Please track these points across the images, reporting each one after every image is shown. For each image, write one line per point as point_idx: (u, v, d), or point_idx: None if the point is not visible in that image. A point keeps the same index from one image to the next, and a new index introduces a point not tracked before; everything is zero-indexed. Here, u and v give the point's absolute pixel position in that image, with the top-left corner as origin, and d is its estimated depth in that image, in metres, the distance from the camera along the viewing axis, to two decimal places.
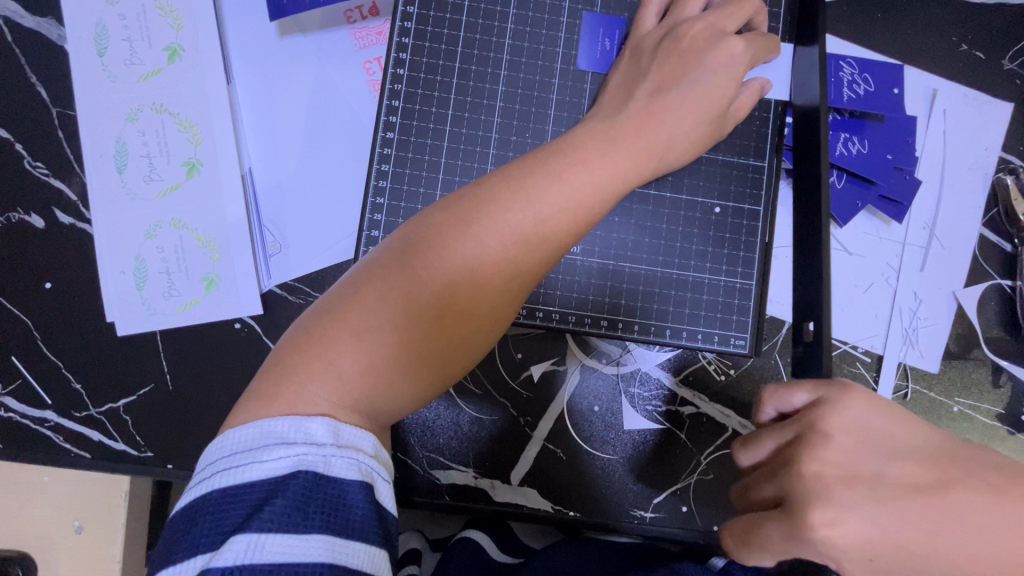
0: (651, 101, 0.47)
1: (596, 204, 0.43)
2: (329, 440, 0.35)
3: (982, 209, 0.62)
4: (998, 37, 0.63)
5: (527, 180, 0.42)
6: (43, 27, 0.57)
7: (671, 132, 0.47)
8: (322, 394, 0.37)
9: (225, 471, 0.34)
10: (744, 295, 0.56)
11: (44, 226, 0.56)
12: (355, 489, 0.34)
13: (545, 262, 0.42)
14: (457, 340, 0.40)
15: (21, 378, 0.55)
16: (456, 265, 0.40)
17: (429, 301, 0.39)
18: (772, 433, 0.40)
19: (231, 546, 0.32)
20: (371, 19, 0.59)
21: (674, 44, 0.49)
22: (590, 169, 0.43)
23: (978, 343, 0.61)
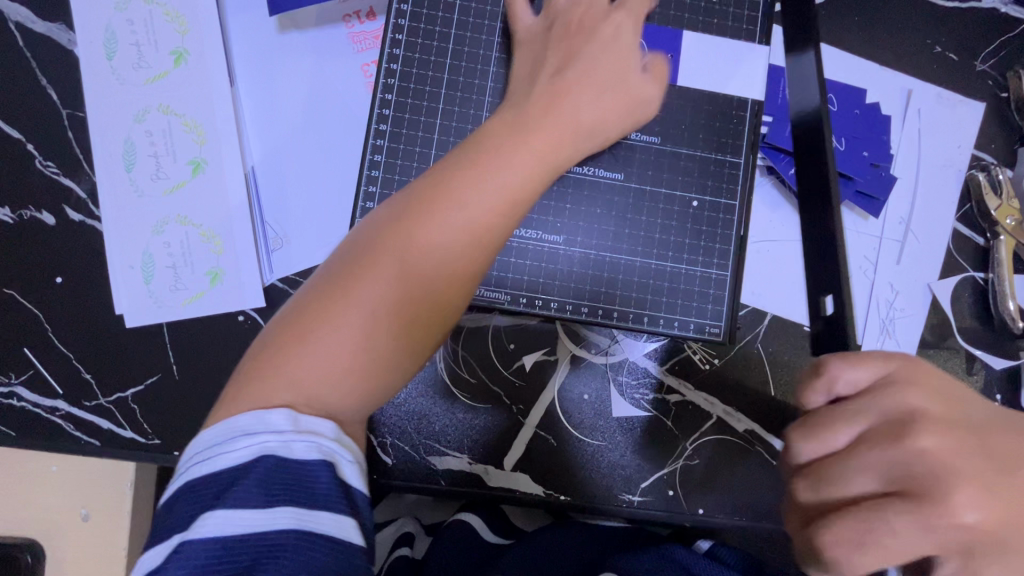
0: (554, 82, 0.50)
1: (525, 184, 0.45)
2: (288, 425, 0.37)
3: (956, 204, 0.65)
4: (970, 39, 0.66)
5: (454, 173, 0.44)
6: (54, 32, 0.59)
7: (577, 105, 0.49)
8: (284, 394, 0.38)
9: (197, 464, 0.37)
10: (719, 285, 0.58)
11: (55, 223, 0.58)
12: (315, 468, 0.36)
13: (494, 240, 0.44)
14: (423, 320, 0.42)
15: (33, 369, 0.57)
16: (404, 257, 0.41)
17: (385, 292, 0.41)
18: (843, 421, 0.37)
19: (203, 524, 0.35)
20: (368, 23, 0.61)
21: (616, 37, 0.52)
22: (511, 154, 0.45)
23: (953, 333, 0.64)
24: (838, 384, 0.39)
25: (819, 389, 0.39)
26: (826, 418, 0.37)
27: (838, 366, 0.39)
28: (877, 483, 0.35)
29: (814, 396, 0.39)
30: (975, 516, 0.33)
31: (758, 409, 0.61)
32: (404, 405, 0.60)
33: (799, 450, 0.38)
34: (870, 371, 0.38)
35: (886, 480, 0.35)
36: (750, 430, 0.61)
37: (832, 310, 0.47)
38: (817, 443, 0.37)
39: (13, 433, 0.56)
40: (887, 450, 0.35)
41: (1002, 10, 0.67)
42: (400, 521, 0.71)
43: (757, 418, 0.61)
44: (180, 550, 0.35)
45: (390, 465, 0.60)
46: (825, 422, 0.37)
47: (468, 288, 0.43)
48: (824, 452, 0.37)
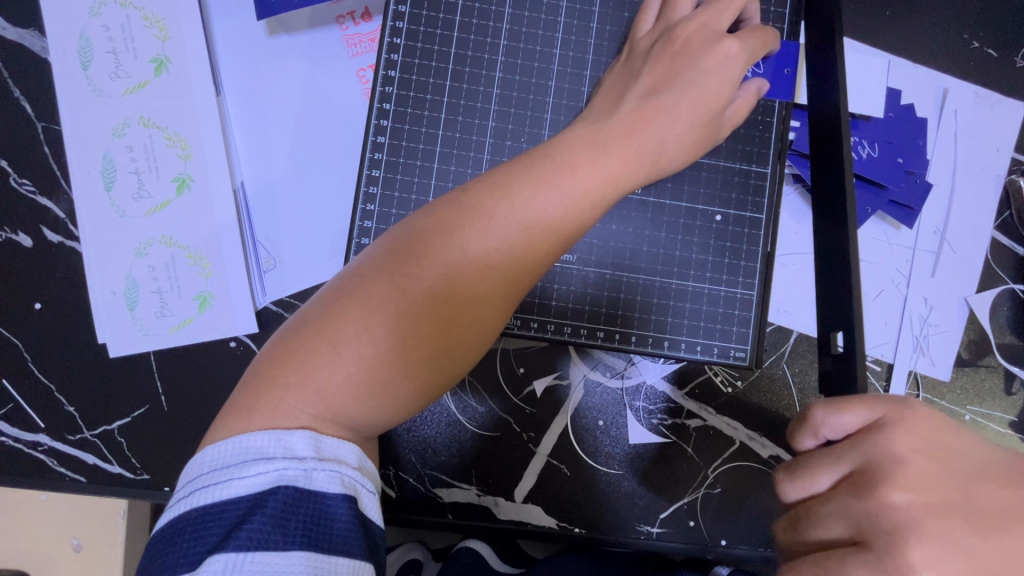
0: (643, 104, 0.45)
1: (587, 208, 0.41)
2: (310, 453, 0.35)
3: (995, 212, 0.61)
4: (1010, 33, 0.61)
5: (515, 181, 0.40)
6: (25, 38, 0.55)
7: (663, 134, 0.45)
8: (301, 407, 0.36)
9: (204, 490, 0.34)
10: (745, 306, 0.54)
11: (32, 245, 0.54)
12: (336, 502, 0.34)
13: (536, 270, 0.41)
14: (451, 346, 0.39)
15: (13, 402, 0.53)
16: (450, 267, 0.38)
17: (427, 304, 0.38)
18: (828, 464, 0.33)
19: (210, 566, 0.32)
20: (362, 25, 0.57)
21: (666, 46, 0.48)
22: (578, 172, 0.41)
23: (990, 350, 0.59)
24: (827, 428, 0.35)
25: (808, 435, 0.35)
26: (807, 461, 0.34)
27: (827, 409, 0.35)
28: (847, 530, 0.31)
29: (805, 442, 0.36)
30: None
31: (783, 434, 0.58)
32: (407, 433, 0.57)
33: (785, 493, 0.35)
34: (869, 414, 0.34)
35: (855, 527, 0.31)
36: (776, 456, 0.57)
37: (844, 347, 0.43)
38: (799, 485, 0.34)
39: None
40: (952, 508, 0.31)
41: None
42: (405, 545, 0.67)
43: (783, 444, 0.57)
44: None
45: (393, 498, 0.56)
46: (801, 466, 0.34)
47: (498, 315, 0.40)
48: (809, 495, 0.34)
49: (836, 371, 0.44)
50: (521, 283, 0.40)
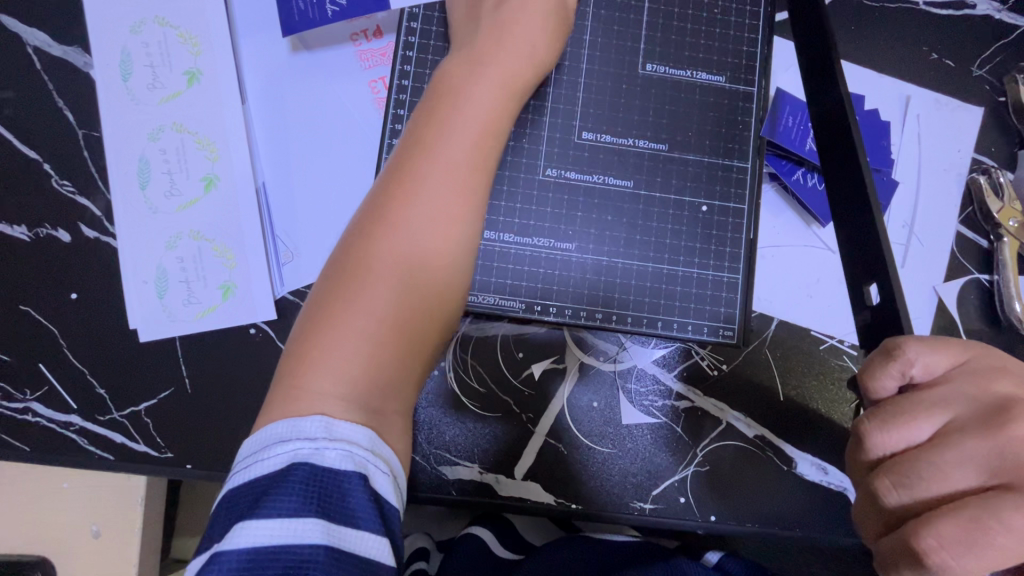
0: (497, 15, 0.53)
1: (490, 125, 0.49)
2: (322, 434, 0.38)
3: (959, 206, 0.66)
4: (966, 46, 0.67)
5: (429, 132, 0.47)
6: (69, 54, 0.61)
7: (528, 35, 0.53)
8: (332, 391, 0.40)
9: (239, 471, 0.38)
10: (731, 288, 0.59)
11: (70, 240, 0.59)
12: (349, 478, 0.37)
13: (476, 190, 0.47)
14: (429, 293, 0.44)
15: (48, 385, 0.57)
16: (403, 240, 0.44)
17: (396, 269, 0.43)
18: (925, 415, 0.37)
19: (239, 533, 0.35)
20: (376, 41, 0.63)
21: (503, 2, 0.53)
22: (471, 92, 0.49)
23: (960, 336, 0.63)
24: (914, 368, 0.38)
25: (893, 373, 0.39)
26: (903, 408, 0.37)
27: (916, 349, 0.38)
28: (980, 476, 0.34)
29: (888, 380, 0.39)
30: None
31: (768, 414, 0.61)
32: (414, 416, 0.60)
33: (878, 441, 0.37)
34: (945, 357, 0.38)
35: (991, 472, 0.34)
36: (761, 435, 0.61)
37: (879, 301, 0.47)
38: (897, 434, 0.37)
39: (27, 448, 0.57)
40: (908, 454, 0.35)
41: (996, 16, 0.68)
42: (413, 534, 0.70)
43: (768, 423, 0.61)
44: (217, 559, 0.35)
45: None
46: (904, 412, 0.37)
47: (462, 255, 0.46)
48: (907, 444, 0.37)
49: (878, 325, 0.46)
50: (466, 205, 0.46)
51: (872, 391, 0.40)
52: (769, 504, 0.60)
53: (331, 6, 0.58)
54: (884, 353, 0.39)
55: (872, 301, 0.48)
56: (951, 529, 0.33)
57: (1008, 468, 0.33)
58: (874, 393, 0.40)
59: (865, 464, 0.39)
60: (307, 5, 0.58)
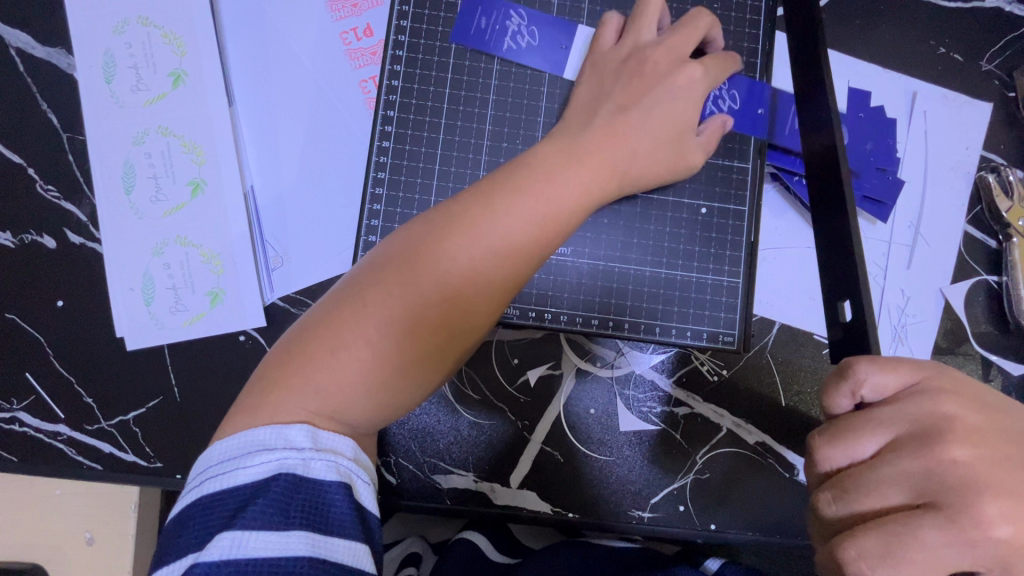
0: (614, 118, 0.49)
1: (561, 223, 0.44)
2: (308, 444, 0.37)
3: (967, 206, 0.64)
4: (974, 39, 0.65)
5: (510, 178, 0.44)
6: (53, 57, 0.60)
7: (633, 148, 0.49)
8: (306, 402, 0.38)
9: (213, 478, 0.36)
10: (732, 292, 0.58)
11: (55, 246, 0.58)
12: (333, 490, 0.36)
13: (526, 266, 0.44)
14: (450, 341, 0.42)
15: (35, 394, 0.56)
16: (450, 274, 0.41)
17: (433, 303, 0.41)
18: (870, 430, 0.36)
19: (216, 545, 0.34)
20: (365, 39, 0.62)
21: (637, 67, 0.51)
22: (557, 184, 0.44)
23: (967, 339, 0.62)
24: (865, 388, 0.37)
25: (845, 392, 0.37)
26: (855, 425, 0.36)
27: (868, 369, 0.37)
28: (908, 494, 0.34)
29: (841, 400, 0.37)
30: (1000, 527, 0.33)
31: (770, 422, 0.60)
32: (408, 422, 0.59)
33: (826, 457, 0.37)
34: (901, 375, 0.37)
35: (918, 491, 0.34)
36: (762, 442, 0.59)
37: (852, 316, 0.44)
38: (844, 449, 0.36)
39: (15, 458, 0.56)
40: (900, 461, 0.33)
41: (1006, 8, 0.65)
42: (407, 539, 0.68)
43: (769, 430, 0.60)
44: (192, 572, 0.33)
45: (394, 485, 0.59)
46: (850, 429, 0.36)
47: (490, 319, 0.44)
48: (853, 459, 0.36)
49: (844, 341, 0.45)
50: (509, 282, 0.43)
51: (827, 407, 0.39)
52: (769, 511, 0.58)
53: (510, 43, 0.57)
54: (837, 371, 0.38)
55: (846, 317, 0.45)
56: (871, 544, 0.33)
57: (934, 489, 0.33)
58: (829, 410, 0.39)
59: (818, 476, 0.38)
60: (489, 27, 0.57)
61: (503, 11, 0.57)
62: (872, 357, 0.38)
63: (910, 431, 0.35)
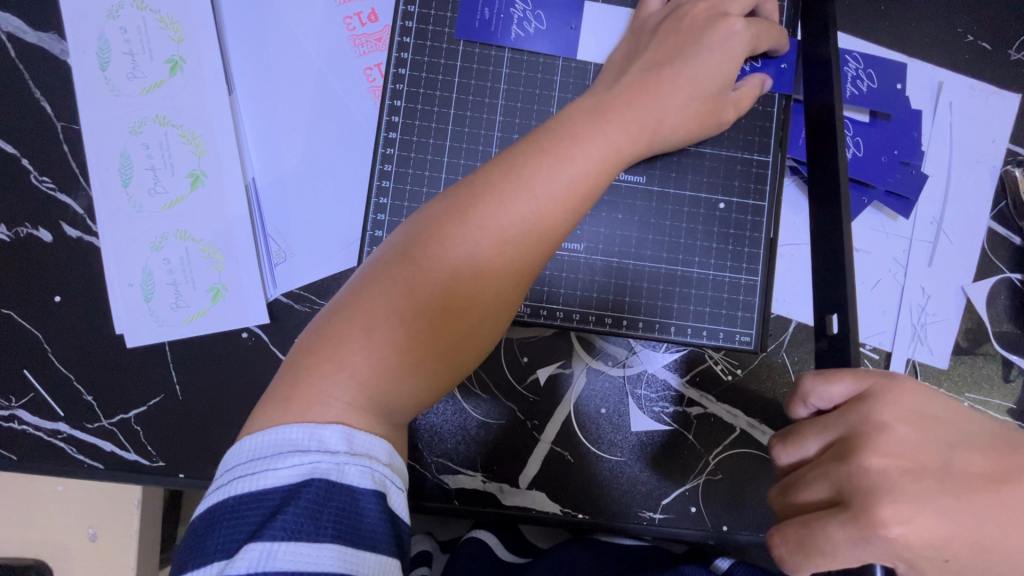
0: (647, 74, 0.48)
1: (590, 181, 0.43)
2: (342, 447, 0.35)
3: (991, 201, 0.62)
4: (1004, 27, 0.62)
5: (535, 142, 0.43)
6: (45, 41, 0.57)
7: (664, 104, 0.47)
8: (336, 393, 0.37)
9: (242, 479, 0.34)
10: (749, 291, 0.56)
11: (51, 240, 0.56)
12: (367, 498, 0.34)
13: (557, 227, 0.42)
14: (484, 315, 0.40)
15: (33, 392, 0.55)
16: (476, 241, 0.40)
17: (462, 273, 0.40)
18: (813, 431, 0.39)
19: (244, 555, 0.32)
20: (369, 25, 0.59)
21: (676, 23, 0.50)
22: (584, 144, 0.43)
23: (988, 338, 0.60)
24: (813, 398, 0.40)
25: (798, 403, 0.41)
26: (802, 429, 0.39)
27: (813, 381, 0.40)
28: None
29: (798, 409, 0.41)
30: None
31: (784, 422, 0.58)
32: (416, 421, 0.58)
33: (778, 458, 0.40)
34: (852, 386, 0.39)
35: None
36: None
37: (838, 329, 0.45)
38: (791, 450, 0.40)
39: (15, 457, 0.55)
40: None
41: None
42: (415, 536, 0.68)
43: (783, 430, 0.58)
44: None
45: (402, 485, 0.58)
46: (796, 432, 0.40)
47: (524, 286, 0.42)
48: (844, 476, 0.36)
49: (829, 352, 0.47)
50: (539, 246, 0.41)
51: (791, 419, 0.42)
52: None
53: (517, 31, 0.55)
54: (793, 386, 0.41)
55: (833, 330, 0.46)
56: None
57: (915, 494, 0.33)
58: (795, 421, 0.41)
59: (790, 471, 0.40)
60: (493, 17, 0.55)
61: None
62: (821, 371, 0.40)
63: (850, 433, 0.37)
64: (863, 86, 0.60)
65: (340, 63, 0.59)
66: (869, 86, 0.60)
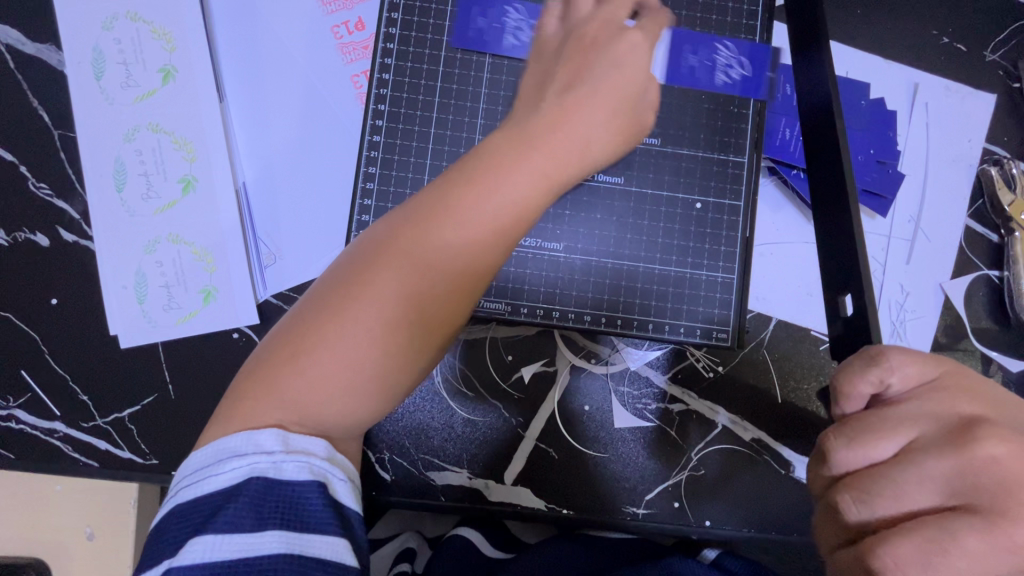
0: (563, 87, 0.42)
1: (522, 203, 0.38)
2: (278, 447, 0.36)
3: (968, 199, 0.63)
4: (978, 29, 0.64)
5: (455, 170, 0.39)
6: (43, 53, 0.59)
7: (594, 117, 0.41)
8: (276, 417, 0.36)
9: (186, 486, 0.36)
10: (727, 288, 0.57)
11: (49, 244, 0.58)
12: (308, 489, 0.35)
13: (494, 252, 0.39)
14: (425, 338, 0.39)
15: (30, 391, 0.57)
16: (409, 272, 0.38)
17: (393, 305, 0.37)
18: (891, 429, 0.34)
19: (190, 550, 0.34)
20: (356, 33, 0.61)
21: None
22: (509, 166, 0.38)
23: (967, 334, 0.61)
24: (892, 378, 0.35)
25: (871, 380, 0.35)
26: (871, 423, 0.34)
27: (898, 359, 0.35)
28: None
29: (864, 386, 0.35)
30: None
31: (765, 418, 0.59)
32: (403, 419, 0.59)
33: (840, 458, 0.34)
34: (922, 370, 0.35)
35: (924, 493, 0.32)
36: (757, 439, 0.59)
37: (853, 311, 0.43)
38: (860, 451, 0.34)
39: (12, 455, 0.56)
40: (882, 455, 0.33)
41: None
42: (402, 534, 0.68)
43: (764, 426, 0.59)
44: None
45: (387, 481, 0.59)
46: (875, 427, 0.34)
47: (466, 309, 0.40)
48: (868, 461, 0.34)
49: (847, 334, 0.44)
50: (475, 276, 0.39)
51: (845, 398, 0.36)
52: (766, 507, 0.58)
53: (511, 39, 0.56)
54: (868, 358, 0.36)
55: (847, 313, 0.44)
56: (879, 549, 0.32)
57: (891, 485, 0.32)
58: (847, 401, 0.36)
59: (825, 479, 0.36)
60: (487, 26, 0.56)
61: (499, 7, 0.56)
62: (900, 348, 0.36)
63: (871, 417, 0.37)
64: None
65: (327, 71, 0.60)
66: None
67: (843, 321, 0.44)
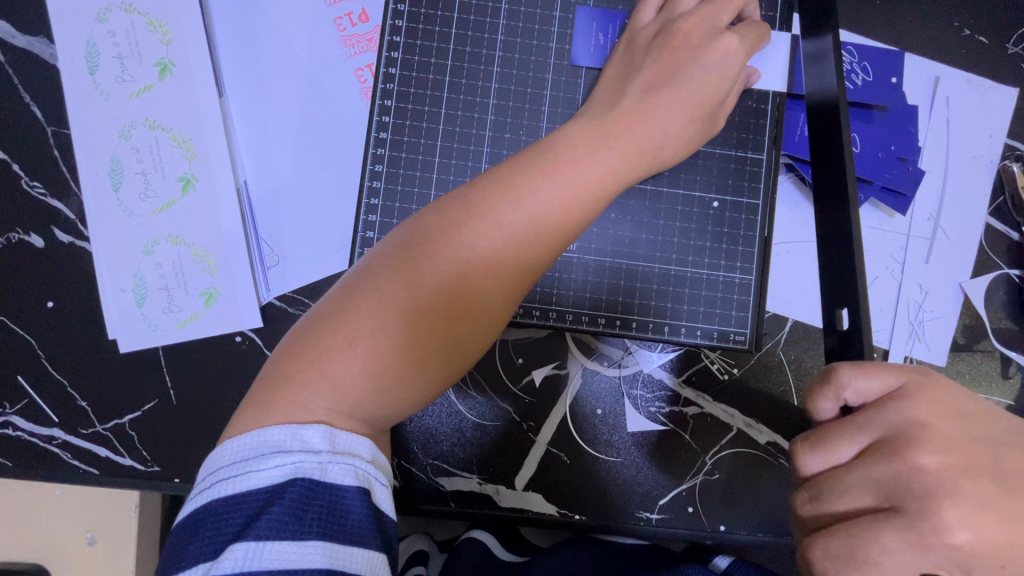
0: (645, 97, 0.47)
1: (588, 199, 0.42)
2: (325, 447, 0.35)
3: (989, 196, 0.61)
4: (1001, 21, 0.62)
5: (523, 162, 0.42)
6: (34, 45, 0.57)
7: (664, 129, 0.46)
8: (317, 401, 0.36)
9: (224, 482, 0.34)
10: (744, 289, 0.56)
11: (43, 245, 0.56)
12: (352, 495, 0.34)
13: (546, 250, 0.41)
14: (468, 332, 0.40)
15: (27, 397, 0.55)
16: (467, 259, 0.39)
17: (446, 291, 0.39)
18: (846, 437, 0.34)
19: (230, 556, 0.32)
20: (360, 25, 0.59)
21: (669, 40, 0.49)
22: (580, 164, 0.42)
23: (987, 334, 0.60)
24: (847, 392, 0.35)
25: (827, 396, 0.36)
26: (828, 432, 0.35)
27: (850, 374, 0.35)
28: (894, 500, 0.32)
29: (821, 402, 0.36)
30: None
31: (781, 421, 0.58)
32: (410, 423, 0.58)
33: (805, 465, 0.36)
34: (887, 381, 0.35)
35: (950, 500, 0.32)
36: (774, 442, 0.58)
37: (849, 325, 0.42)
38: (821, 458, 0.35)
39: (10, 464, 0.54)
40: (923, 464, 0.32)
41: None
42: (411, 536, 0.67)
43: (780, 429, 0.58)
44: None
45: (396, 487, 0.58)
46: (830, 437, 0.35)
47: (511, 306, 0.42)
48: (829, 466, 0.35)
49: (842, 349, 0.43)
50: (530, 269, 0.41)
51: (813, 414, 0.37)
52: (783, 512, 0.57)
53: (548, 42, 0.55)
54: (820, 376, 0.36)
55: (843, 326, 0.43)
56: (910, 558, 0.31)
57: (922, 494, 0.32)
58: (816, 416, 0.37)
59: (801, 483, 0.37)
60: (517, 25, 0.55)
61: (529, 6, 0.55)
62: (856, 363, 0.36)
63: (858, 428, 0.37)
64: (858, 79, 0.60)
65: (330, 65, 0.58)
66: (863, 80, 0.60)
67: (838, 334, 0.43)
